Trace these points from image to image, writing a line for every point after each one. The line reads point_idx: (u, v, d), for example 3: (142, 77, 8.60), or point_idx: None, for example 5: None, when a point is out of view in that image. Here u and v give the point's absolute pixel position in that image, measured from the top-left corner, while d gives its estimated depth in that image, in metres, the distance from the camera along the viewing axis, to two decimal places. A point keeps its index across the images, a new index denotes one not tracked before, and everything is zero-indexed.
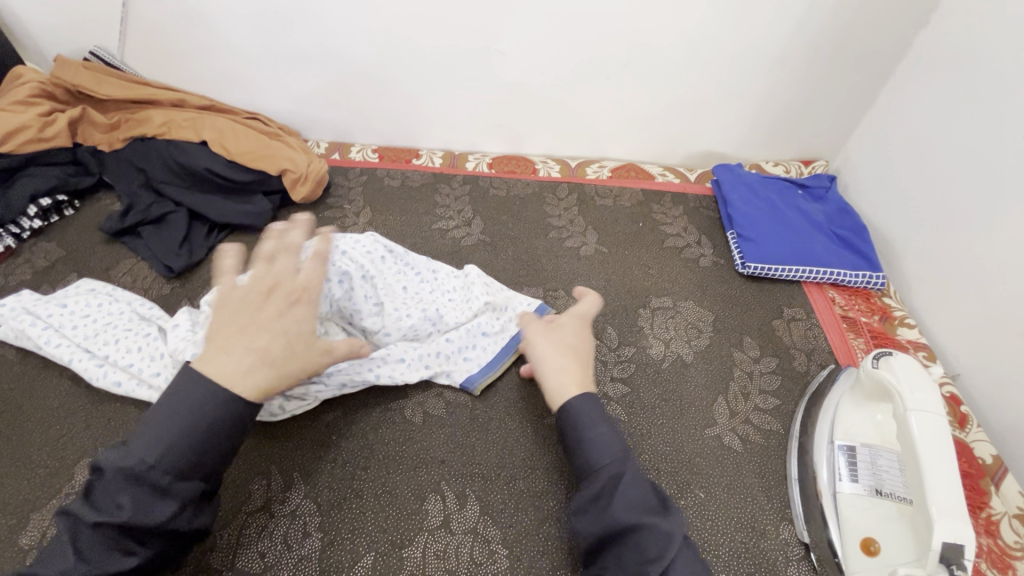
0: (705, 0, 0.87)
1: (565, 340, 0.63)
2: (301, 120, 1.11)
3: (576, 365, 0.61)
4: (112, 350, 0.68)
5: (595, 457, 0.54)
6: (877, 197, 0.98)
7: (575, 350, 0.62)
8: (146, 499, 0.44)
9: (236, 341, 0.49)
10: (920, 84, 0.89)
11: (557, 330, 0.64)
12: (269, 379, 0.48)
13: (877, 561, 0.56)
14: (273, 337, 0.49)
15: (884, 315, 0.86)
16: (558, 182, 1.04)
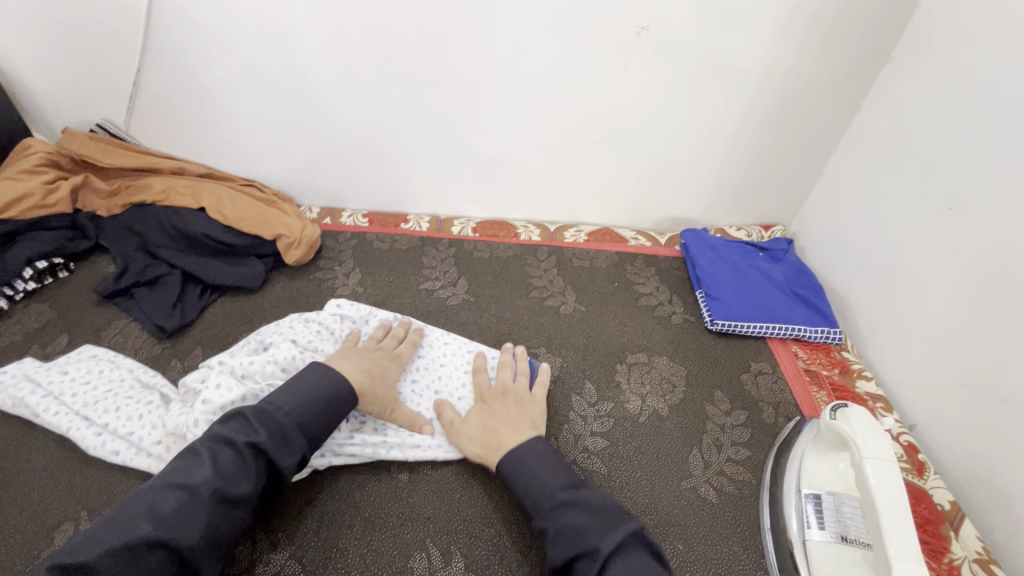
0: (667, 88, 0.98)
1: (490, 412, 0.72)
2: (295, 187, 1.17)
3: (497, 424, 0.70)
4: (112, 418, 0.69)
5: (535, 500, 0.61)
6: (832, 258, 1.07)
7: (504, 414, 0.71)
8: (237, 473, 0.56)
9: (357, 359, 0.73)
10: (860, 160, 1.00)
11: (479, 409, 0.73)
12: (362, 383, 0.69)
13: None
14: (376, 363, 0.73)
15: (844, 369, 0.92)
16: (538, 245, 1.11)
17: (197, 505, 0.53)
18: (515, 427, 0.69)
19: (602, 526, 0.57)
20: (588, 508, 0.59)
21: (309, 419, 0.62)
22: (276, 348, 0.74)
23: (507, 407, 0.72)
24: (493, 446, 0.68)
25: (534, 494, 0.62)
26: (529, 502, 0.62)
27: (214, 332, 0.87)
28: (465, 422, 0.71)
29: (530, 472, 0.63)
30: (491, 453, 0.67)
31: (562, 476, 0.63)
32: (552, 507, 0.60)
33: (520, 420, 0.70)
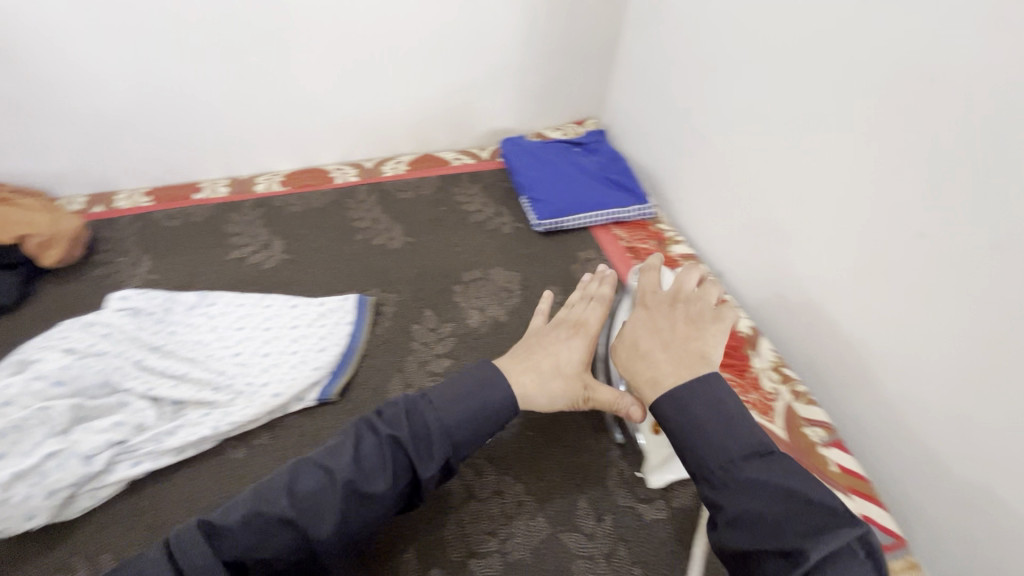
0: None
1: (649, 326, 0.58)
2: (43, 179, 0.96)
3: (665, 344, 0.56)
4: None
5: (715, 458, 0.48)
6: (638, 140, 1.13)
7: (663, 323, 0.58)
8: (320, 503, 0.48)
9: (531, 360, 0.61)
10: (641, 41, 1.06)
11: (644, 312, 0.60)
12: (570, 386, 0.60)
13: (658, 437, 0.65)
14: (548, 355, 0.61)
15: (659, 238, 1.00)
16: (357, 185, 1.04)
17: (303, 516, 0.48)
18: (671, 350, 0.55)
19: (802, 519, 0.43)
20: (777, 487, 0.45)
21: (453, 423, 0.53)
22: (42, 364, 0.63)
23: (670, 315, 0.59)
24: (648, 379, 0.54)
25: (708, 455, 0.48)
26: (696, 465, 0.49)
27: None
28: (618, 344, 0.58)
29: (702, 429, 0.49)
30: (647, 389, 0.53)
31: (750, 435, 0.48)
32: (728, 480, 0.47)
33: (682, 345, 0.55)
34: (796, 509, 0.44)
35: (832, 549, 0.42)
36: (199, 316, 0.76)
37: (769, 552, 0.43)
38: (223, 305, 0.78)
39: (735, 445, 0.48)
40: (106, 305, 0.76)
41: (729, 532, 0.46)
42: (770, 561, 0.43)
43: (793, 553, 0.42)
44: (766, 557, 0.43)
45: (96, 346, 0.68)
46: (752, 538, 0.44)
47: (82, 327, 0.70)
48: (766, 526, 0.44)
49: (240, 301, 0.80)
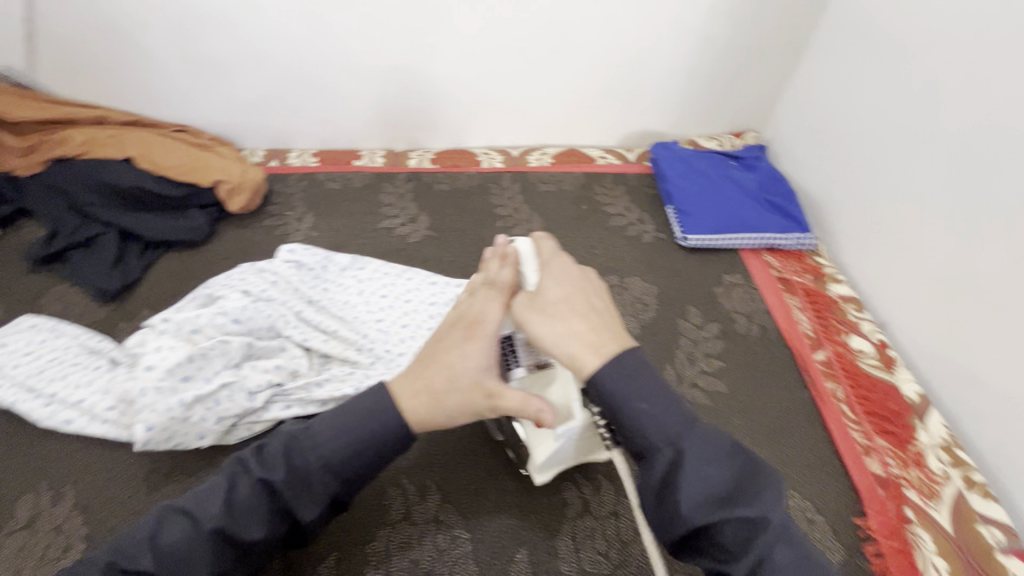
0: None
1: (564, 301, 0.51)
2: (234, 130, 1.07)
3: (584, 316, 0.50)
4: (60, 387, 0.66)
5: (665, 429, 0.43)
6: (805, 162, 1.02)
7: (568, 296, 0.52)
8: (263, 517, 0.46)
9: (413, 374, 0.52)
10: (835, 55, 0.95)
11: (545, 286, 0.53)
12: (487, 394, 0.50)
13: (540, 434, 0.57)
14: (438, 368, 0.51)
15: (816, 273, 0.90)
16: (502, 172, 1.05)
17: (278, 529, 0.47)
18: (591, 322, 0.49)
19: (754, 480, 0.41)
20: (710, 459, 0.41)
21: (339, 460, 0.47)
22: (225, 301, 0.70)
23: (550, 299, 0.52)
24: (587, 344, 0.48)
25: (645, 421, 0.43)
26: (638, 431, 0.43)
27: (161, 290, 0.83)
28: (540, 315, 0.50)
29: (645, 393, 0.45)
30: (584, 352, 0.47)
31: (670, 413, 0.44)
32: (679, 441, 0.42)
33: (599, 325, 0.49)
34: (749, 475, 0.41)
35: (781, 511, 0.40)
36: (351, 278, 0.81)
37: (728, 520, 0.40)
38: (372, 270, 0.82)
39: (675, 414, 0.44)
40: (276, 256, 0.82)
41: (688, 503, 0.40)
42: (731, 528, 0.40)
43: (747, 517, 0.39)
44: (725, 525, 0.40)
45: (266, 292, 0.74)
46: (711, 507, 0.40)
47: (257, 274, 0.77)
48: (721, 494, 0.40)
49: (387, 269, 0.83)
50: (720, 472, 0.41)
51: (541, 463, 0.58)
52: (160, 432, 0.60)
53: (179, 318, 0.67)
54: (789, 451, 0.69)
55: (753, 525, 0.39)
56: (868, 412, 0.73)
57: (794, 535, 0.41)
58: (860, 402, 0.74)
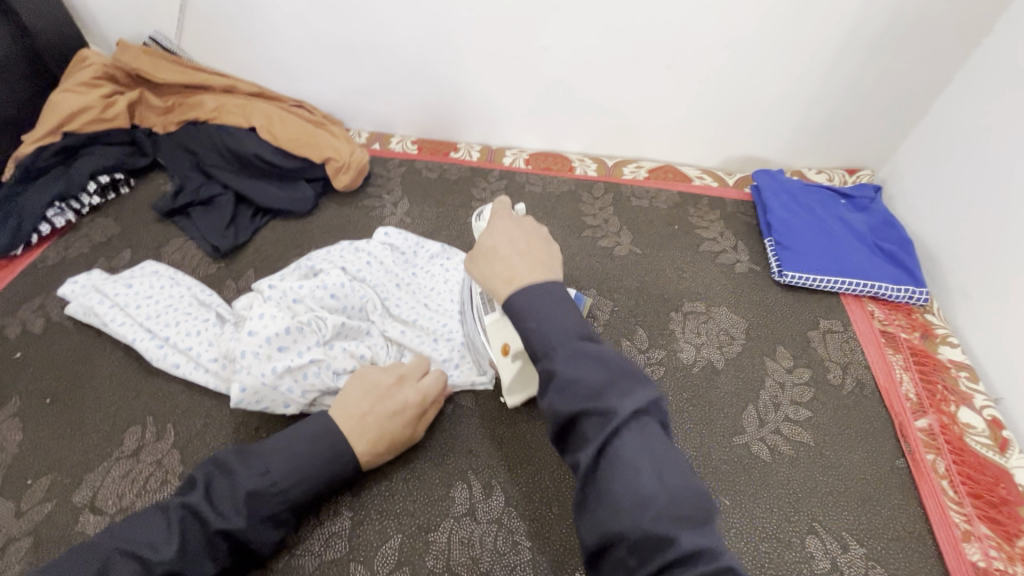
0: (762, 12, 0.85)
1: (508, 235, 0.54)
2: (344, 110, 1.12)
3: (524, 253, 0.52)
4: (172, 332, 0.71)
5: (546, 341, 0.45)
6: (925, 211, 0.93)
7: (518, 237, 0.54)
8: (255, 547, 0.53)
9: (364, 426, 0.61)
10: (977, 97, 0.85)
11: (500, 228, 0.55)
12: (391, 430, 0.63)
13: (507, 360, 0.63)
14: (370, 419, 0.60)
15: (925, 332, 0.83)
16: (594, 180, 1.03)
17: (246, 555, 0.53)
18: (532, 258, 0.52)
19: (619, 385, 0.42)
20: (596, 362, 0.44)
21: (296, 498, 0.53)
22: (325, 275, 0.73)
23: (495, 236, 0.54)
24: (502, 278, 0.51)
25: (543, 334, 0.46)
26: (535, 344, 0.46)
27: (266, 255, 0.88)
28: (474, 264, 0.54)
29: (540, 311, 0.47)
30: (500, 286, 0.51)
31: (572, 322, 0.46)
32: (564, 351, 0.45)
33: (541, 257, 0.52)
34: (619, 377, 0.43)
35: (639, 407, 0.41)
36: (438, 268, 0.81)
37: (588, 413, 0.42)
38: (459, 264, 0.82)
39: (572, 328, 0.46)
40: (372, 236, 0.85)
41: (554, 397, 0.43)
42: (591, 422, 0.42)
43: (603, 410, 0.41)
44: (585, 419, 0.42)
45: (363, 273, 0.77)
46: (573, 402, 0.42)
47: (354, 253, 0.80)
48: (588, 392, 0.42)
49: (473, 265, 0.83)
50: (601, 377, 0.43)
51: (510, 382, 0.64)
52: (252, 394, 0.63)
53: (284, 288, 0.70)
54: (874, 520, 0.65)
55: (604, 418, 0.41)
56: (972, 494, 0.66)
57: (650, 436, 0.41)
58: (963, 482, 0.67)
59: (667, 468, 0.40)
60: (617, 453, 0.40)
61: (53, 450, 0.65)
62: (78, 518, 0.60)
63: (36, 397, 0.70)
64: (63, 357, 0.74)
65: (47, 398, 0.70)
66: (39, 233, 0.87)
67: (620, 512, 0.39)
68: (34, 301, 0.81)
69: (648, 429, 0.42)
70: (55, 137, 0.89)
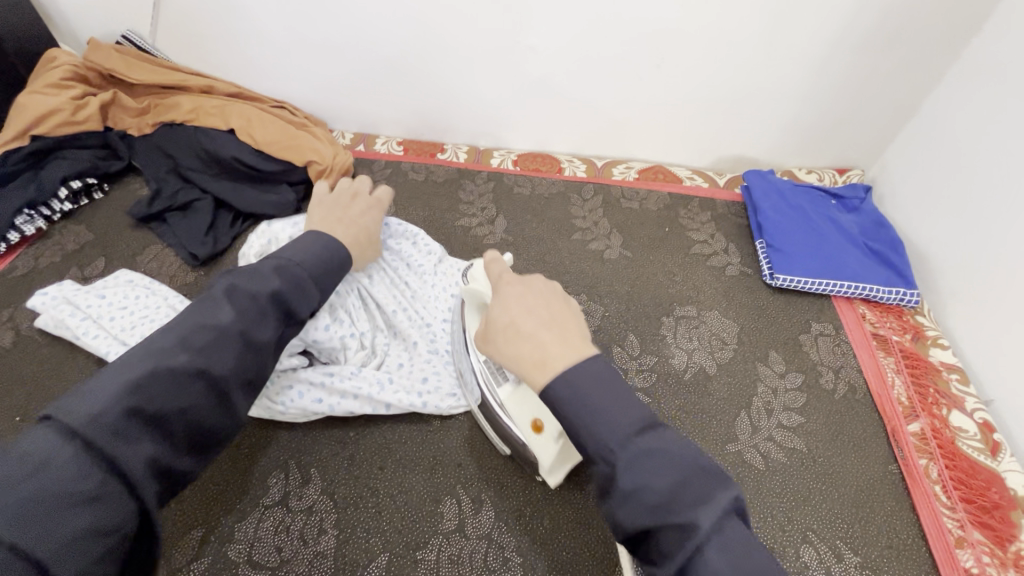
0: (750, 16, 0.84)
1: (521, 304, 0.47)
2: (327, 110, 1.09)
3: (550, 324, 0.45)
4: None
5: (601, 443, 0.38)
6: (914, 212, 0.93)
7: (535, 308, 0.47)
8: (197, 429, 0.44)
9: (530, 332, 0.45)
10: (965, 98, 0.85)
11: (512, 299, 0.48)
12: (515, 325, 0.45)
13: (542, 439, 0.58)
14: (357, 223, 0.70)
15: (916, 334, 0.83)
16: (584, 182, 1.02)
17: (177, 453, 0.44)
18: (561, 331, 0.44)
19: (692, 489, 0.36)
20: (666, 458, 0.37)
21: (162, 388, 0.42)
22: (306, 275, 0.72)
23: (506, 311, 0.46)
24: (531, 361, 0.43)
25: (596, 428, 0.38)
26: (590, 445, 0.39)
27: None
28: (493, 344, 0.47)
29: (590, 407, 0.39)
30: (532, 372, 0.42)
31: (634, 408, 0.39)
32: (626, 452, 0.37)
33: (568, 322, 0.46)
34: (692, 477, 0.36)
35: (719, 517, 0.34)
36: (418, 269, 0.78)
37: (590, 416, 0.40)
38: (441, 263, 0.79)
39: (569, 330, 0.45)
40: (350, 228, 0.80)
41: (620, 512, 0.37)
42: (665, 536, 0.35)
43: (608, 415, 0.39)
44: (663, 534, 0.35)
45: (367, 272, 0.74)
46: (579, 408, 0.40)
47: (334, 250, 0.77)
48: (590, 391, 0.40)
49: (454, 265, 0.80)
50: (616, 399, 0.39)
51: (551, 465, 0.57)
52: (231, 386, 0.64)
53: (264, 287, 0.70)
54: (868, 527, 0.64)
55: (607, 422, 0.39)
56: (964, 499, 0.66)
57: (735, 540, 0.34)
58: (956, 487, 0.67)
59: (680, 452, 0.38)
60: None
61: None
62: None
63: (4, 415, 0.67)
64: (33, 373, 0.71)
65: (16, 416, 0.67)
66: (8, 241, 0.84)
67: (638, 509, 0.36)
68: (3, 313, 0.78)
69: (661, 431, 0.39)
70: (24, 140, 0.86)
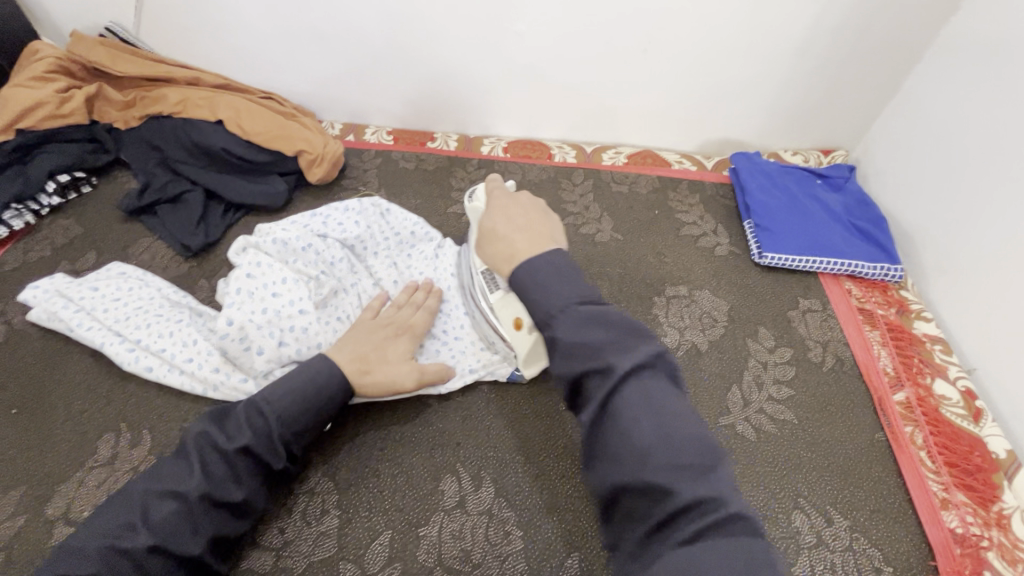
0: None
1: (505, 215, 0.59)
2: (316, 101, 1.08)
3: (525, 230, 0.56)
4: (144, 334, 0.69)
5: (549, 305, 0.47)
6: (898, 189, 0.95)
7: (516, 216, 0.59)
8: (180, 526, 0.49)
9: (508, 223, 0.58)
10: (944, 74, 0.87)
11: (500, 208, 0.61)
12: (496, 227, 0.58)
13: (520, 334, 0.63)
14: (376, 346, 0.64)
15: (901, 308, 0.85)
16: (574, 167, 1.03)
17: (164, 529, 0.48)
18: (532, 234, 0.56)
19: (615, 343, 0.44)
20: (611, 324, 0.45)
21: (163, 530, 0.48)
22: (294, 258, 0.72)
23: (494, 217, 0.59)
24: (505, 255, 0.55)
25: (546, 305, 0.47)
26: (540, 314, 0.48)
27: None
28: (480, 244, 0.60)
29: (542, 278, 0.49)
30: (502, 262, 0.55)
31: (580, 287, 0.48)
32: (569, 322, 0.46)
33: (540, 225, 0.57)
34: (618, 338, 0.44)
35: (638, 364, 0.43)
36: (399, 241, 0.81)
37: (587, 372, 0.44)
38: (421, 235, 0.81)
39: (565, 293, 0.47)
40: (332, 207, 0.80)
41: (559, 360, 0.46)
42: (592, 382, 0.44)
43: (601, 367, 0.43)
44: (588, 379, 0.44)
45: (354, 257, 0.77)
46: (574, 364, 0.44)
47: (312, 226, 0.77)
48: (587, 350, 0.44)
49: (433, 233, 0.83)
50: (568, 280, 0.48)
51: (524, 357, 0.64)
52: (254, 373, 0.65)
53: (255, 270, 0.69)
54: (857, 492, 0.66)
55: (603, 376, 0.43)
56: (948, 463, 0.68)
57: (650, 391, 0.42)
58: (940, 452, 0.69)
59: (668, 420, 0.41)
60: (618, 407, 0.42)
61: (21, 464, 0.62)
62: (53, 531, 0.58)
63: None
64: (27, 367, 0.71)
65: (13, 409, 0.67)
66: None
67: (618, 465, 0.41)
68: None
69: (600, 307, 0.47)
70: (8, 135, 0.85)
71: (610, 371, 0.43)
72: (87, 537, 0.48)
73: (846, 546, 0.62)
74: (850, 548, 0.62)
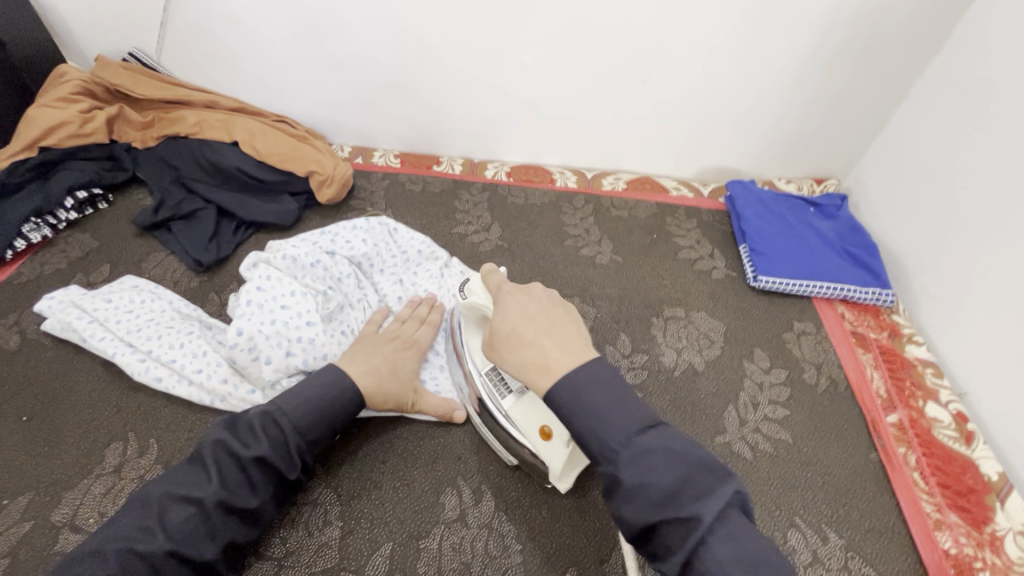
0: (726, 32, 0.90)
1: (525, 316, 0.55)
2: (327, 125, 1.12)
3: (550, 332, 0.53)
4: (155, 345, 0.70)
5: (607, 445, 0.45)
6: (888, 217, 0.98)
7: (537, 315, 0.55)
8: (195, 532, 0.50)
9: (530, 325, 0.54)
10: (931, 108, 0.91)
11: (514, 308, 0.56)
12: (520, 333, 0.53)
13: (551, 445, 0.59)
14: (386, 360, 0.66)
15: (892, 331, 0.87)
16: (575, 192, 1.06)
17: (180, 535, 0.49)
18: (563, 341, 0.52)
19: (691, 485, 0.42)
20: (675, 453, 0.43)
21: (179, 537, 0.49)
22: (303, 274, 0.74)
23: (512, 317, 0.55)
24: (536, 365, 0.51)
25: (601, 437, 0.45)
26: (595, 448, 0.46)
27: None
28: (499, 350, 0.55)
29: (596, 411, 0.46)
30: (535, 375, 0.50)
31: (636, 409, 0.46)
32: (633, 455, 0.44)
33: (566, 328, 0.53)
34: (691, 474, 0.42)
35: (720, 509, 0.41)
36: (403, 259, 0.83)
37: (669, 522, 0.42)
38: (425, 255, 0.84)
39: (626, 421, 0.45)
40: (340, 225, 0.83)
41: (627, 506, 0.43)
42: (670, 530, 0.42)
43: (685, 517, 0.41)
44: (667, 525, 0.42)
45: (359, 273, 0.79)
46: (650, 512, 0.42)
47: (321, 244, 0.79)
48: (662, 496, 0.42)
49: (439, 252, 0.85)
50: (616, 403, 0.46)
51: (562, 470, 0.59)
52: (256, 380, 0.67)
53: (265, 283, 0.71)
54: (851, 512, 0.67)
55: (687, 526, 0.41)
56: (941, 484, 0.69)
57: (736, 530, 0.41)
58: (933, 473, 0.70)
59: (756, 562, 0.40)
60: (704, 561, 0.40)
61: (29, 471, 0.63)
62: (57, 537, 0.58)
63: (11, 416, 0.68)
64: (39, 376, 0.72)
65: (23, 417, 0.68)
66: (15, 249, 0.86)
67: None
68: (8, 318, 0.79)
69: (659, 431, 0.45)
70: (32, 152, 0.88)
71: (695, 521, 0.40)
72: (99, 539, 0.49)
73: (841, 565, 0.63)
74: (846, 567, 0.62)
